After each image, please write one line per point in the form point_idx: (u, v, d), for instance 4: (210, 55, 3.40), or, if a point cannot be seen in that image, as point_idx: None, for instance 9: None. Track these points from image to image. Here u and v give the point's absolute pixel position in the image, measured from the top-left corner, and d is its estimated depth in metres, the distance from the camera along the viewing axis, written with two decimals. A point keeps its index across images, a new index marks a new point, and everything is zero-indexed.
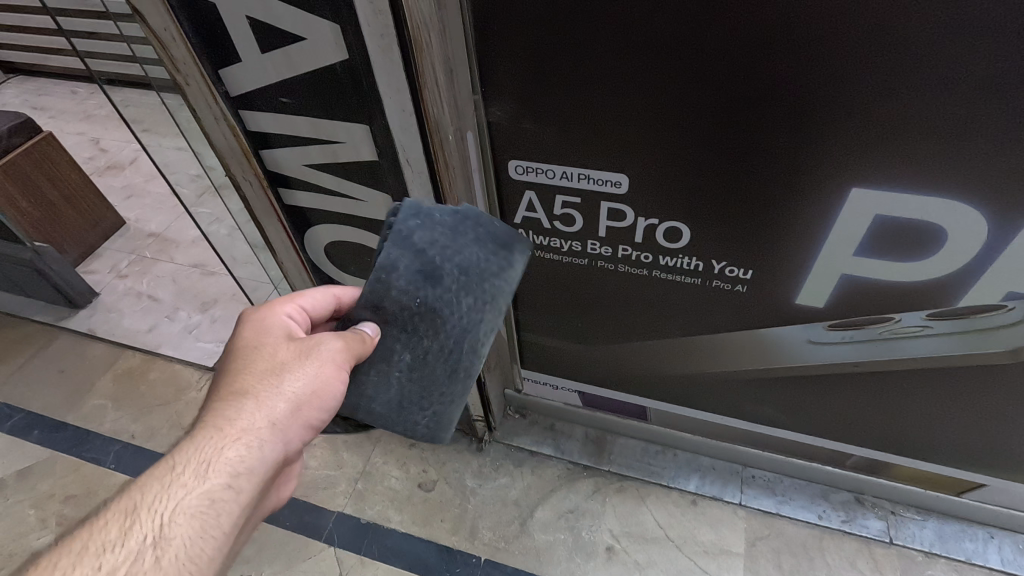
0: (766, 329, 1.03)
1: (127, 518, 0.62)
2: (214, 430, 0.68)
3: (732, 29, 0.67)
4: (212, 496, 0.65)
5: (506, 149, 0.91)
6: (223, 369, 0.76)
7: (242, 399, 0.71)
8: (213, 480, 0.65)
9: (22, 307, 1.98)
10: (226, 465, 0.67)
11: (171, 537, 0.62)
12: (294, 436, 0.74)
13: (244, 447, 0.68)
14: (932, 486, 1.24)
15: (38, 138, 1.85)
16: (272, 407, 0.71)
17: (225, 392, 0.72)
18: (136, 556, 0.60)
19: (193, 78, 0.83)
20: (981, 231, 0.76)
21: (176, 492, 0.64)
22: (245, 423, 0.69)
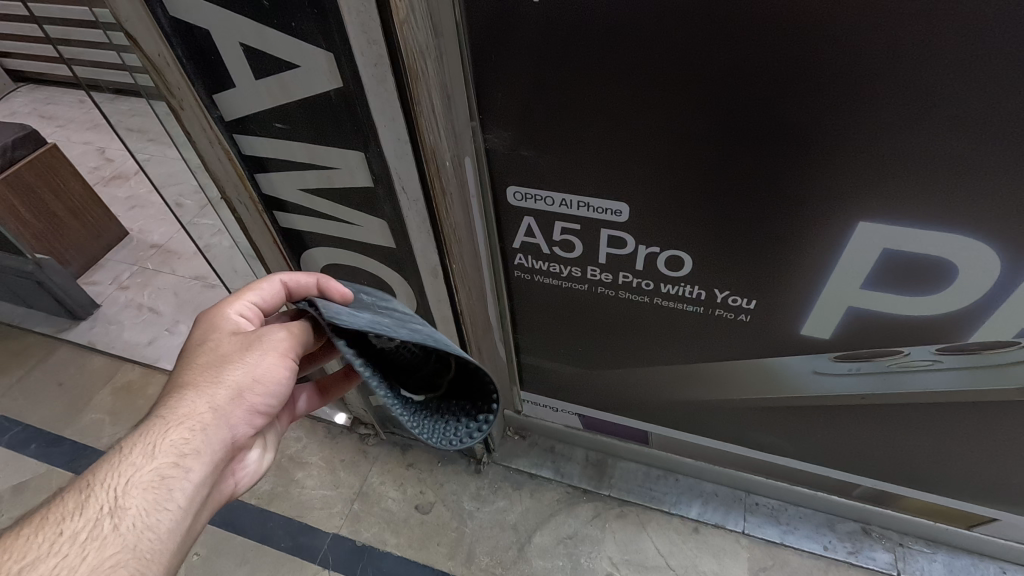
0: (770, 359, 1.01)
1: (82, 492, 0.64)
2: (161, 419, 0.68)
3: (735, 62, 0.65)
4: (161, 475, 0.66)
5: (504, 175, 0.89)
6: (178, 363, 0.75)
7: (184, 391, 0.70)
8: (160, 460, 0.66)
9: (24, 318, 1.98)
10: (172, 446, 0.67)
11: (125, 508, 0.63)
12: (243, 423, 0.73)
13: (188, 430, 0.68)
14: (942, 519, 1.20)
15: (42, 150, 1.85)
16: (215, 393, 0.70)
17: (174, 382, 0.72)
18: (94, 525, 0.62)
19: (186, 103, 0.82)
20: (994, 268, 0.73)
21: (127, 471, 0.65)
22: (189, 409, 0.69)
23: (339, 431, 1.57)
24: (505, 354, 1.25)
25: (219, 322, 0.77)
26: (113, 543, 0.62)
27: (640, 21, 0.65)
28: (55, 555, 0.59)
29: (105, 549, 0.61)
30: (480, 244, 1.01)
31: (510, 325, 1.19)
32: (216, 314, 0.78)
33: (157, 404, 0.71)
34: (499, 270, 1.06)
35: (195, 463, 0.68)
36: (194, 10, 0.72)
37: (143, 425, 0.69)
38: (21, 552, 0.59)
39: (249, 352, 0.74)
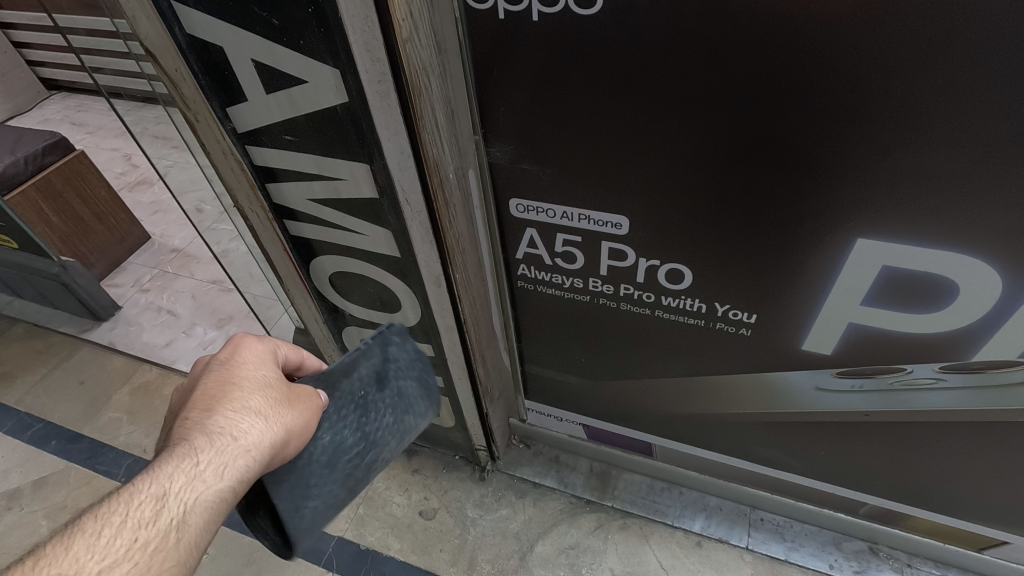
0: (771, 373, 1.00)
1: (154, 500, 0.60)
2: (227, 439, 0.66)
3: (725, 82, 0.66)
4: (222, 499, 0.64)
5: (507, 187, 0.91)
6: (213, 387, 0.72)
7: (249, 417, 0.69)
8: (227, 483, 0.64)
9: (50, 318, 2.06)
10: (237, 471, 0.65)
11: (190, 523, 0.61)
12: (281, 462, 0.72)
13: (255, 459, 0.67)
14: (951, 540, 1.18)
15: (70, 156, 1.92)
16: (276, 425, 0.70)
17: (231, 404, 0.70)
18: (163, 535, 0.59)
19: (202, 116, 0.86)
20: (994, 287, 0.73)
21: (196, 486, 0.62)
22: (258, 439, 0.68)
23: None
24: (509, 362, 1.27)
25: (267, 360, 0.77)
26: (173, 555, 0.59)
27: (638, 39, 0.66)
28: (128, 564, 0.56)
29: (170, 562, 0.59)
30: (483, 254, 1.03)
31: (514, 333, 1.20)
32: (254, 345, 0.78)
33: (213, 420, 0.68)
34: (503, 280, 1.08)
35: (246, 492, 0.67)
36: (210, 29, 0.75)
37: (207, 438, 0.66)
38: (100, 554, 0.56)
39: (300, 406, 0.74)
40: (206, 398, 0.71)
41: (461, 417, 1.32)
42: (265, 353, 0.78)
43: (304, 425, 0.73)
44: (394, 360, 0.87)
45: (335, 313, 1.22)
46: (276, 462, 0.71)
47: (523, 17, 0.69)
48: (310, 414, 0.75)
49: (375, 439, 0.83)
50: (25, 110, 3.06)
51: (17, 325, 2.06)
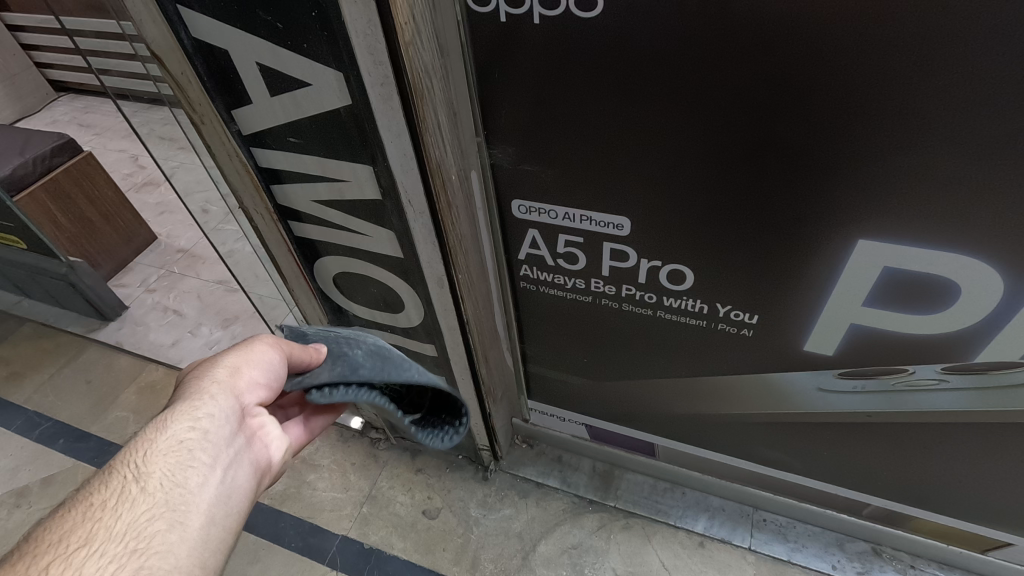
0: (773, 374, 1.01)
1: (107, 471, 0.64)
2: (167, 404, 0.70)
3: (724, 84, 0.67)
4: (179, 440, 0.66)
5: (509, 188, 0.92)
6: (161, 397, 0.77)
7: (188, 380, 0.73)
8: (177, 427, 0.67)
9: (58, 318, 2.08)
10: (182, 414, 0.68)
11: (151, 470, 0.64)
12: (251, 392, 0.73)
13: (199, 398, 0.70)
14: (955, 542, 1.17)
15: (79, 158, 1.94)
16: (213, 370, 0.73)
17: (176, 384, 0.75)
18: (120, 491, 0.61)
19: (208, 118, 0.87)
20: (996, 288, 0.73)
21: (143, 445, 0.65)
22: (194, 387, 0.71)
23: (351, 436, 1.60)
24: (512, 362, 1.27)
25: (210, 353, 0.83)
26: (143, 500, 0.61)
27: (637, 41, 0.66)
28: (92, 521, 0.59)
29: (140, 505, 0.61)
30: (486, 255, 1.03)
31: (516, 333, 1.20)
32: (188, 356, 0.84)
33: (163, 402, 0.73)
34: (506, 281, 1.09)
35: (213, 424, 0.69)
36: (215, 32, 0.76)
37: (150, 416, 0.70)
38: (62, 523, 0.59)
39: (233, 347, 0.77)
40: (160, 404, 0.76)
41: None
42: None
43: (247, 353, 0.75)
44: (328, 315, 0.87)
45: (339, 314, 1.23)
46: (240, 394, 0.72)
47: (524, 20, 0.69)
48: (250, 344, 0.76)
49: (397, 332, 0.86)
50: (34, 112, 3.09)
51: (25, 325, 2.07)
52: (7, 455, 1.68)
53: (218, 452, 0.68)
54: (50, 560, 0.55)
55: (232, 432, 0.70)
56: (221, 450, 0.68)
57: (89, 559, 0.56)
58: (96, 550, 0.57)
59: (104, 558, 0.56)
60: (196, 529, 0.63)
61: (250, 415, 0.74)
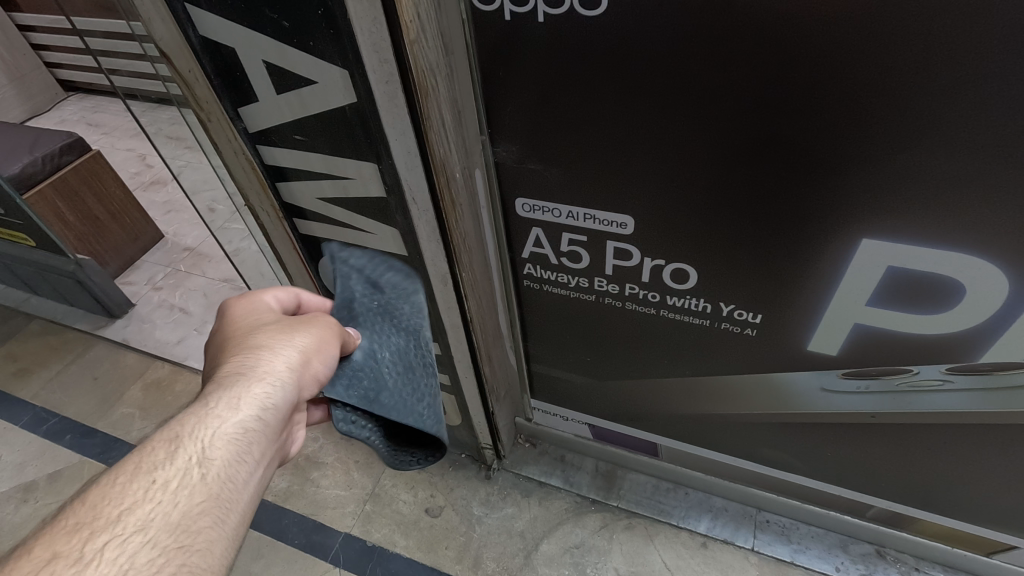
0: (777, 374, 1.00)
1: (169, 443, 0.65)
2: (234, 377, 0.70)
3: (733, 82, 0.67)
4: (245, 429, 0.68)
5: (513, 187, 0.92)
6: (218, 349, 0.77)
7: (261, 352, 0.74)
8: (245, 412, 0.69)
9: (65, 314, 2.10)
10: (252, 401, 0.69)
11: (213, 458, 0.65)
12: (313, 385, 0.76)
13: (270, 385, 0.71)
14: (959, 544, 1.17)
15: (87, 157, 1.96)
16: (287, 352, 0.75)
17: (242, 348, 0.75)
18: (184, 475, 0.63)
19: (215, 116, 0.88)
20: (1000, 288, 0.72)
21: (210, 423, 0.67)
22: (267, 366, 0.72)
23: None
24: (515, 361, 1.27)
25: (265, 311, 0.82)
26: (201, 490, 0.63)
27: (643, 39, 0.67)
28: (150, 503, 0.60)
29: (194, 494, 0.62)
30: (490, 253, 1.04)
31: (520, 332, 1.21)
32: (239, 302, 0.83)
33: (227, 365, 0.72)
34: (509, 279, 1.09)
35: (275, 416, 0.71)
36: (222, 31, 0.77)
37: (215, 382, 0.71)
38: (118, 498, 0.60)
39: (306, 330, 0.78)
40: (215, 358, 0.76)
41: (468, 415, 1.33)
42: (259, 304, 0.83)
43: (316, 343, 0.78)
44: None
45: None
46: (305, 383, 0.75)
47: (529, 18, 0.70)
48: (321, 333, 0.79)
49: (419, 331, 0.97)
50: (44, 111, 3.12)
51: (34, 321, 2.09)
52: (14, 450, 1.69)
53: (268, 446, 0.70)
54: (105, 542, 0.56)
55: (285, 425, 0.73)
56: (272, 444, 0.71)
57: (142, 544, 0.57)
58: (148, 537, 0.58)
59: (153, 549, 0.57)
60: (237, 525, 0.64)
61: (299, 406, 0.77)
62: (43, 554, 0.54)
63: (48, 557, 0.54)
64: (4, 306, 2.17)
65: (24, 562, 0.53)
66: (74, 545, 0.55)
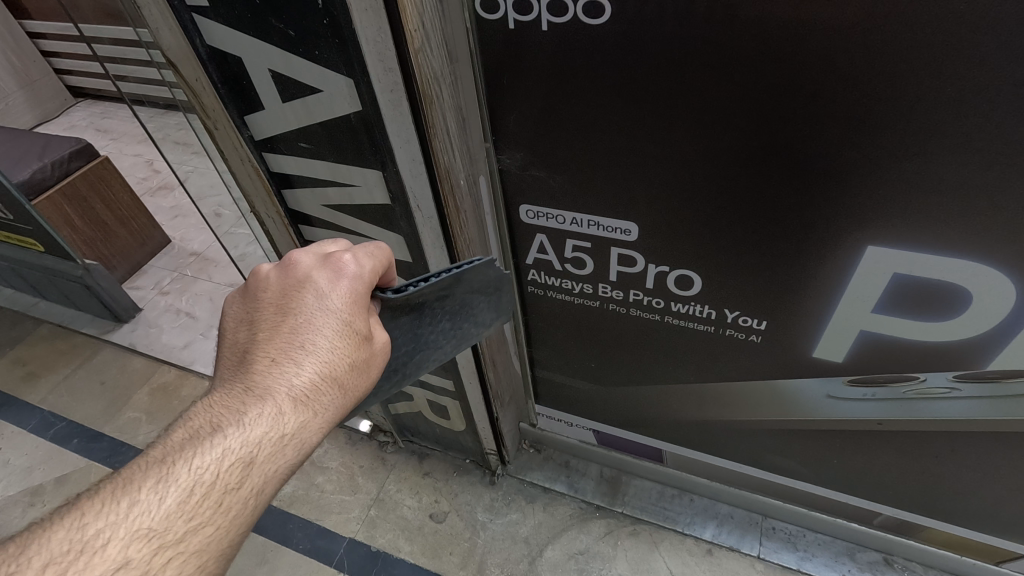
0: (782, 381, 1.00)
1: (244, 464, 0.58)
2: (312, 410, 0.63)
3: (752, 87, 0.66)
4: (295, 468, 0.63)
5: (517, 194, 0.92)
6: (299, 334, 0.65)
7: (339, 389, 0.65)
8: (305, 456, 0.63)
9: (73, 319, 2.11)
10: (312, 443, 0.63)
11: (268, 490, 0.60)
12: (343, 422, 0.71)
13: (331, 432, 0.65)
14: (968, 553, 1.16)
15: (95, 162, 1.98)
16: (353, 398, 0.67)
17: (328, 367, 0.64)
18: (244, 506, 0.58)
19: (221, 124, 0.88)
20: (1008, 295, 0.72)
21: (281, 457, 0.60)
22: (333, 412, 0.65)
23: (359, 438, 1.61)
24: (520, 367, 1.28)
25: (361, 299, 0.69)
26: (249, 518, 0.59)
27: (648, 46, 0.67)
28: (209, 526, 0.55)
29: (245, 526, 0.58)
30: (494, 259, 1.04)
31: (524, 337, 1.21)
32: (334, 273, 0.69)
33: (305, 384, 0.63)
34: (513, 285, 1.09)
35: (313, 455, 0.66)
36: (229, 40, 0.78)
37: (296, 401, 0.62)
38: (186, 513, 0.54)
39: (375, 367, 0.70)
40: (292, 341, 0.65)
41: (472, 421, 1.33)
42: (360, 285, 0.70)
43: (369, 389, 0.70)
44: (468, 287, 0.78)
45: None
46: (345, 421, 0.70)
47: (532, 26, 0.70)
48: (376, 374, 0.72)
49: (427, 341, 0.79)
50: (54, 117, 3.16)
51: (42, 326, 2.11)
52: (22, 453, 1.71)
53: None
54: (171, 561, 0.52)
55: None
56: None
57: (196, 571, 0.53)
58: (202, 564, 0.54)
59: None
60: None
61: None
62: (114, 558, 0.50)
63: (118, 562, 0.50)
64: (14, 310, 2.19)
65: (95, 566, 0.49)
66: (144, 558, 0.51)
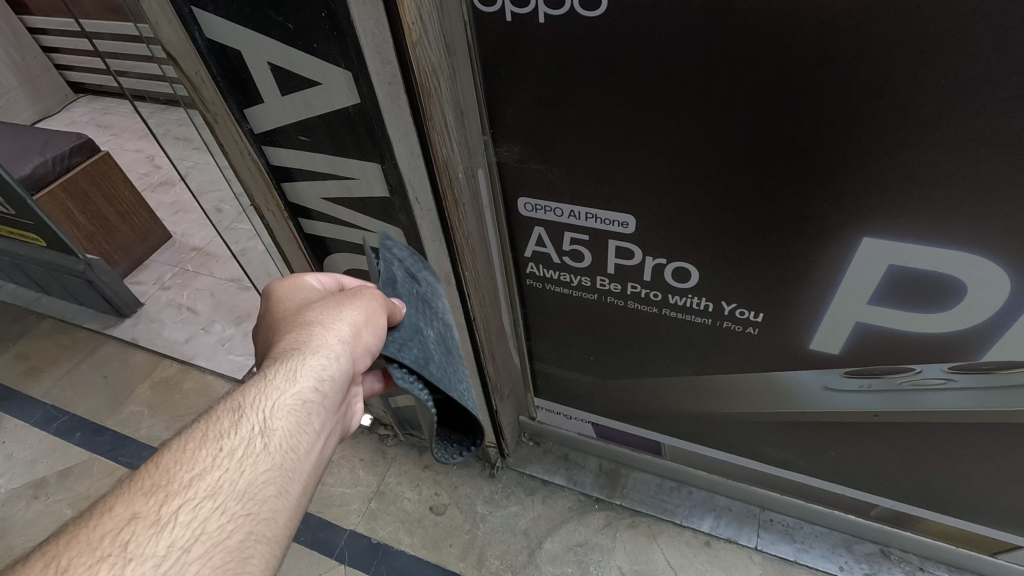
0: (779, 373, 1.01)
1: (232, 412, 0.63)
2: (293, 350, 0.70)
3: (651, 93, 0.71)
4: (304, 399, 0.67)
5: (515, 187, 0.93)
6: (269, 328, 0.77)
7: (313, 329, 0.73)
8: (302, 385, 0.68)
9: (75, 314, 2.12)
10: (306, 371, 0.68)
11: (274, 427, 0.64)
12: (364, 358, 0.75)
13: (325, 358, 0.70)
14: (964, 544, 1.17)
15: (96, 157, 1.99)
16: (338, 327, 0.73)
17: (292, 325, 0.73)
18: (247, 444, 0.61)
19: (221, 117, 0.89)
20: (1003, 286, 0.72)
21: (272, 393, 0.66)
22: (322, 341, 0.71)
23: (360, 432, 1.62)
24: (519, 360, 1.28)
25: (308, 289, 0.81)
26: (265, 458, 0.62)
27: (643, 38, 0.67)
28: (216, 471, 0.58)
29: (262, 464, 0.61)
30: (493, 253, 1.05)
31: (523, 331, 1.21)
32: (284, 282, 0.82)
33: (280, 343, 0.71)
34: (512, 279, 1.10)
35: (332, 389, 0.70)
36: (228, 33, 0.78)
37: (274, 356, 0.70)
38: (189, 463, 0.58)
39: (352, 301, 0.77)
40: (269, 337, 0.77)
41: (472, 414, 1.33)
42: (311, 286, 0.83)
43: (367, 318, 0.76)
44: (403, 260, 0.92)
45: None
46: (359, 356, 0.74)
47: (529, 18, 0.70)
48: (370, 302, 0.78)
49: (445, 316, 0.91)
50: (54, 113, 3.16)
51: (45, 321, 2.12)
52: (26, 447, 1.72)
53: (328, 419, 0.70)
54: (181, 506, 0.55)
55: (343, 393, 0.72)
56: (331, 417, 0.70)
57: (213, 511, 0.56)
58: (218, 504, 0.56)
59: (224, 515, 0.56)
60: (298, 497, 0.63)
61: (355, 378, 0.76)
62: (123, 514, 0.53)
63: (128, 517, 0.53)
64: (16, 305, 2.20)
65: (105, 522, 0.52)
66: (152, 507, 0.54)
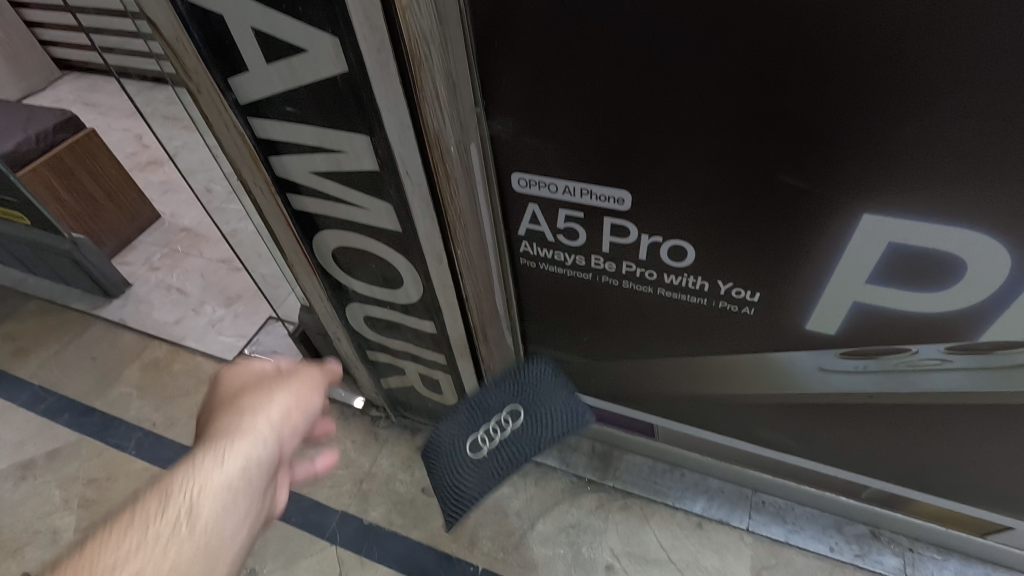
0: (774, 354, 1.00)
1: (161, 496, 0.66)
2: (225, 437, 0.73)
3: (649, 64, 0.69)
4: (233, 479, 0.70)
5: (509, 162, 0.90)
6: (208, 411, 0.79)
7: (243, 414, 0.76)
8: (229, 467, 0.70)
9: (61, 294, 2.08)
10: (234, 452, 0.71)
11: (201, 510, 0.66)
12: (292, 441, 0.79)
13: (255, 441, 0.73)
14: (954, 526, 1.17)
15: (81, 134, 1.95)
16: (270, 412, 0.77)
17: (229, 409, 0.77)
18: (174, 521, 0.64)
19: (204, 88, 0.86)
20: (1003, 264, 0.71)
21: (203, 472, 0.68)
22: (253, 425, 0.75)
23: (352, 414, 1.61)
24: (512, 341, 1.27)
25: (251, 368, 0.84)
26: (192, 539, 0.64)
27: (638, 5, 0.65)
28: (141, 544, 0.61)
29: (184, 547, 0.63)
30: (486, 230, 1.03)
31: (516, 311, 1.20)
32: (233, 367, 0.84)
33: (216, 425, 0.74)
34: (505, 257, 1.08)
35: (259, 473, 0.72)
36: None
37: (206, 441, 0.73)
38: (117, 544, 0.61)
39: (284, 384, 0.81)
40: (207, 421, 0.78)
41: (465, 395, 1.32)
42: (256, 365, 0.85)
43: (299, 403, 0.80)
44: None
45: (340, 290, 1.20)
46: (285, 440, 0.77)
47: None
48: (301, 384, 0.82)
49: None
50: (39, 89, 3.09)
51: (31, 301, 2.09)
52: (13, 428, 1.70)
53: (256, 499, 0.72)
54: None
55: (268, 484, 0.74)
56: (260, 499, 0.73)
57: None
58: None
59: None
60: None
61: (284, 461, 0.79)
62: None
63: None
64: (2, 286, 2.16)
65: None
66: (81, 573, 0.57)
